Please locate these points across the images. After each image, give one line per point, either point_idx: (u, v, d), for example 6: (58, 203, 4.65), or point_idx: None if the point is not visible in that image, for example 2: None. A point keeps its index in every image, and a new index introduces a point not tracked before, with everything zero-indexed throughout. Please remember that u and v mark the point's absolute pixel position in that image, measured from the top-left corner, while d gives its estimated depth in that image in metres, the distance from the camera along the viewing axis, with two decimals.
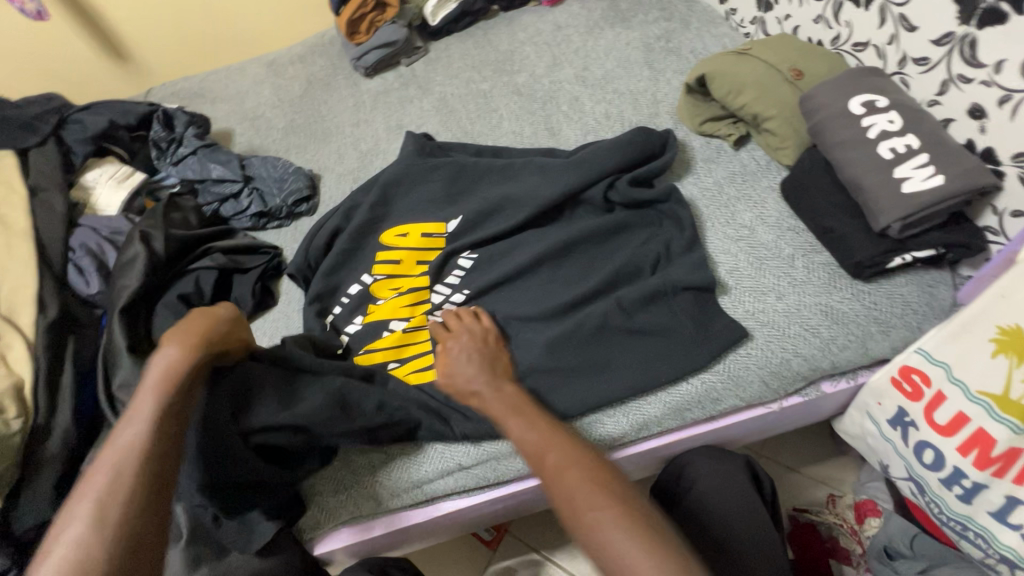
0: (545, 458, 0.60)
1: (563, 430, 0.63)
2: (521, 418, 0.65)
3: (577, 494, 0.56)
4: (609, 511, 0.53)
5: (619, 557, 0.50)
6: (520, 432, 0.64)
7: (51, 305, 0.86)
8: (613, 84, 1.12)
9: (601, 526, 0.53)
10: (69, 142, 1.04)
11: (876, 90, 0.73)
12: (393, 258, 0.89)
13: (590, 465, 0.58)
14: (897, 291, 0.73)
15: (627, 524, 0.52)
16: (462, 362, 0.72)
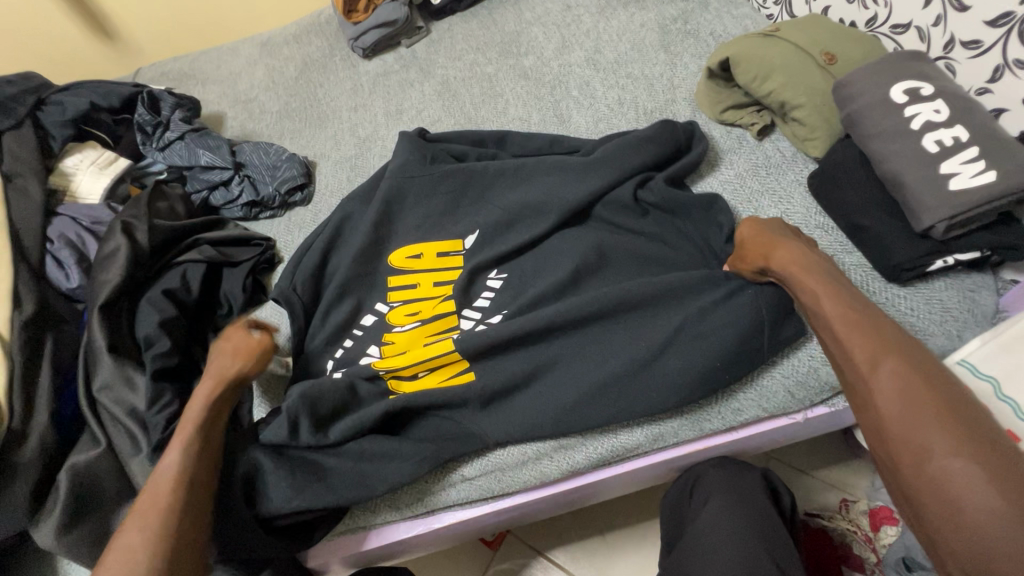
0: (875, 364, 0.55)
1: (897, 333, 0.57)
2: (844, 306, 0.60)
3: (919, 413, 0.52)
4: (944, 433, 0.50)
5: (951, 486, 0.48)
6: (840, 325, 0.58)
7: (27, 300, 0.81)
8: (627, 68, 1.05)
9: (931, 452, 0.50)
10: (47, 125, 0.98)
11: (921, 76, 0.67)
12: (409, 282, 0.84)
13: (928, 384, 0.53)
14: (936, 296, 0.68)
15: (973, 457, 0.49)
16: (763, 228, 0.70)
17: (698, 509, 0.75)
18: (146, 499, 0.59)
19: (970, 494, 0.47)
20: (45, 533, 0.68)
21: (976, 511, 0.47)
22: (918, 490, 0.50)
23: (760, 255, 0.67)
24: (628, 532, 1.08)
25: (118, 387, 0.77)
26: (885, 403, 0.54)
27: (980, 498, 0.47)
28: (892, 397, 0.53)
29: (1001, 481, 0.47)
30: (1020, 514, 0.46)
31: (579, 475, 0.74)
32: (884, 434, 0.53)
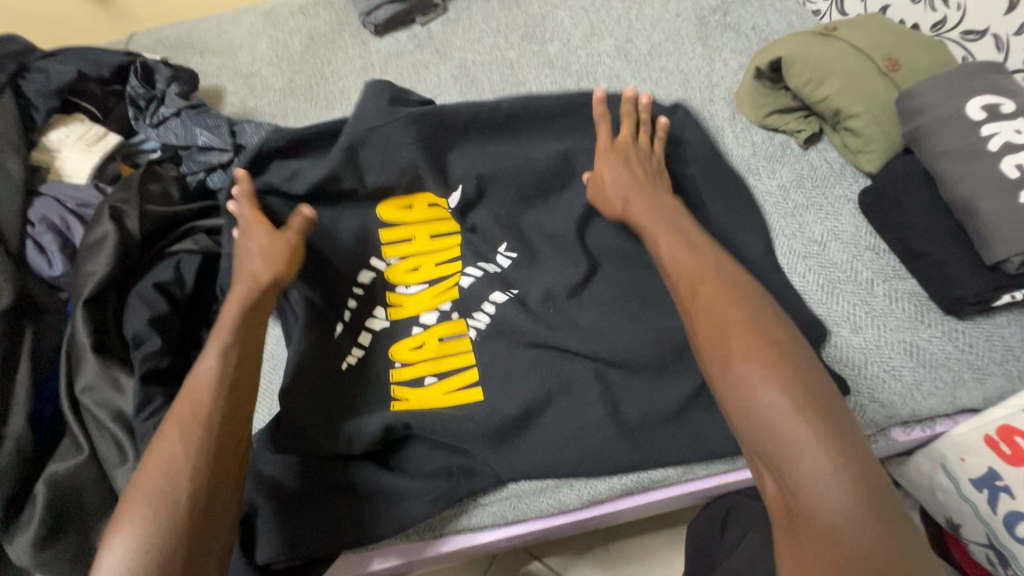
0: (698, 289, 0.53)
1: (720, 261, 0.56)
2: (676, 238, 0.59)
3: (729, 332, 0.49)
4: (750, 351, 0.48)
5: (765, 413, 0.45)
6: (704, 314, 0.52)
7: (4, 289, 0.74)
8: (660, 61, 0.98)
9: (749, 373, 0.46)
10: (29, 94, 0.89)
11: (1000, 91, 0.61)
12: (403, 236, 0.80)
13: (742, 303, 0.51)
14: (997, 333, 0.63)
15: (769, 366, 0.46)
16: (612, 169, 0.69)
17: (733, 546, 0.69)
18: (182, 408, 0.53)
19: (777, 418, 0.44)
20: (20, 548, 0.63)
21: (790, 438, 0.43)
22: (738, 418, 0.47)
23: (620, 197, 0.67)
24: (629, 546, 1.04)
25: (103, 389, 0.71)
26: (707, 329, 0.51)
27: (786, 422, 0.44)
28: (716, 327, 0.50)
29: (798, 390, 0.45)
30: (809, 425, 0.43)
31: (598, 504, 0.69)
32: (710, 362, 0.50)
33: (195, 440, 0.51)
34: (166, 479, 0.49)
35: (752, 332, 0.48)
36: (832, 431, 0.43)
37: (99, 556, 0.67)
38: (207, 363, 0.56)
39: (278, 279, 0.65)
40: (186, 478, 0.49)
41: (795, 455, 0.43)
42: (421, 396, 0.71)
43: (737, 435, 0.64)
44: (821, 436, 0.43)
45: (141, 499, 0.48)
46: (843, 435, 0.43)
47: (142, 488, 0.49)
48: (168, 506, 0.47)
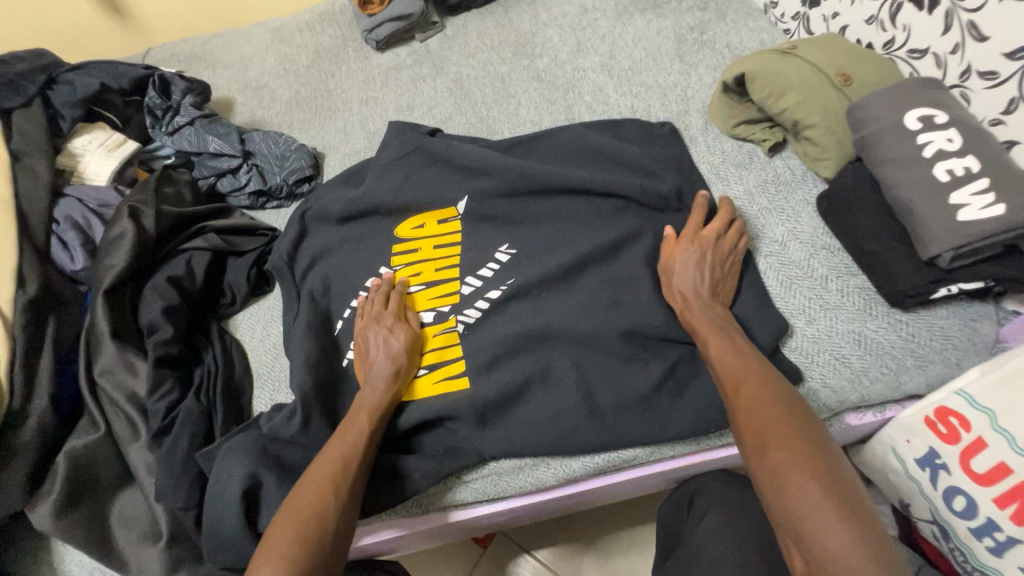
0: (740, 386, 0.60)
1: (763, 363, 0.62)
2: (724, 336, 0.66)
3: (768, 425, 0.56)
4: (783, 442, 0.54)
5: (793, 498, 0.50)
6: (744, 401, 0.59)
7: (31, 281, 0.81)
8: (641, 76, 1.05)
9: (782, 463, 0.52)
10: (56, 104, 0.97)
11: (935, 103, 0.67)
12: (411, 247, 0.86)
13: (784, 401, 0.57)
14: (938, 323, 0.68)
15: (793, 448, 0.53)
16: (685, 268, 0.72)
17: (697, 521, 0.75)
18: (326, 465, 0.63)
19: (805, 504, 0.50)
20: (42, 516, 0.69)
21: (815, 522, 0.48)
22: (770, 502, 0.53)
23: (682, 294, 0.71)
24: (619, 538, 1.09)
25: (119, 372, 0.77)
26: (746, 420, 0.58)
27: (813, 506, 0.49)
28: (755, 422, 0.57)
29: (824, 479, 0.51)
30: (833, 511, 0.48)
31: (575, 483, 0.75)
32: (747, 452, 0.56)
33: (337, 491, 0.61)
34: (313, 525, 0.58)
35: (785, 425, 0.55)
36: (858, 520, 0.48)
37: (112, 525, 0.73)
38: (342, 442, 0.66)
39: (404, 376, 0.74)
40: (326, 524, 0.59)
41: (820, 536, 0.48)
42: (411, 386, 0.76)
43: (699, 417, 0.69)
44: (843, 524, 0.48)
45: (283, 537, 0.57)
46: (860, 518, 0.48)
47: (281, 534, 0.58)
48: (309, 547, 0.57)
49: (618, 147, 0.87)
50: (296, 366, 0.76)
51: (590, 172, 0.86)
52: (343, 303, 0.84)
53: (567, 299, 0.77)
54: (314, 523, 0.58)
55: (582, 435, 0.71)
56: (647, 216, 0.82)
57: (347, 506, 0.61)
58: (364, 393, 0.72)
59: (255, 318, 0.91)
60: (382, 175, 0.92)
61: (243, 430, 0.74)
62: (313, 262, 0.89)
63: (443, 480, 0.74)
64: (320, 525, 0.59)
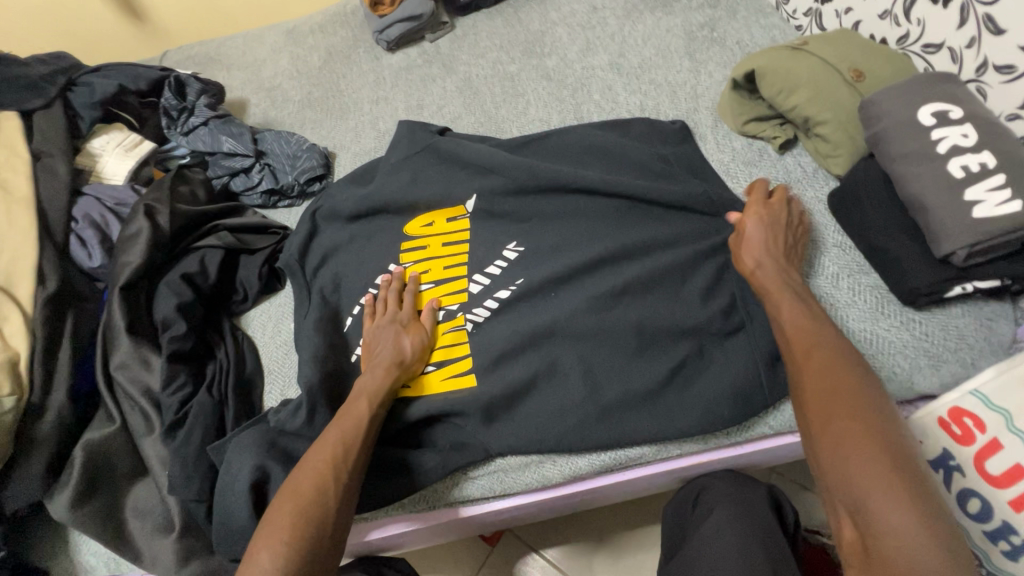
0: (809, 353, 0.58)
1: (838, 336, 0.60)
2: (797, 302, 0.64)
3: (837, 396, 0.53)
4: (849, 416, 0.52)
5: (855, 472, 0.48)
6: (814, 374, 0.56)
7: (50, 277, 0.83)
8: (650, 74, 1.04)
9: (848, 439, 0.50)
10: (75, 105, 0.99)
11: (950, 98, 0.66)
12: (419, 245, 0.87)
13: (856, 379, 0.55)
14: (952, 323, 0.68)
15: (861, 425, 0.51)
16: (756, 236, 0.71)
17: (702, 521, 0.75)
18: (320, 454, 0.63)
19: (869, 480, 0.47)
20: (60, 505, 0.71)
21: (877, 498, 0.46)
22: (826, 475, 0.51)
23: (752, 258, 0.70)
24: (628, 538, 1.09)
25: (134, 366, 0.79)
26: (813, 388, 0.56)
27: (877, 482, 0.47)
28: (824, 392, 0.55)
29: (893, 455, 0.48)
30: (903, 493, 0.46)
31: (582, 480, 0.75)
32: (809, 418, 0.55)
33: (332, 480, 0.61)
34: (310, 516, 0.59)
35: (852, 399, 0.53)
36: (928, 505, 0.45)
37: (126, 516, 0.74)
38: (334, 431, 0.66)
39: (408, 371, 0.74)
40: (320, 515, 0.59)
41: (887, 518, 0.45)
42: (418, 383, 0.77)
43: (707, 413, 0.68)
44: (910, 507, 0.45)
45: (283, 520, 0.58)
46: (925, 500, 0.46)
47: (280, 515, 0.59)
48: (302, 538, 0.57)
49: (626, 147, 0.88)
50: (305, 361, 0.77)
51: (599, 171, 0.86)
52: (352, 300, 0.85)
53: (573, 295, 0.78)
54: (315, 508, 0.59)
55: (587, 434, 0.70)
56: (655, 214, 0.82)
57: (343, 496, 0.61)
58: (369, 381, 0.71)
59: (266, 315, 0.92)
60: (391, 173, 0.93)
61: (253, 424, 0.76)
62: (323, 259, 0.90)
63: (445, 478, 0.75)
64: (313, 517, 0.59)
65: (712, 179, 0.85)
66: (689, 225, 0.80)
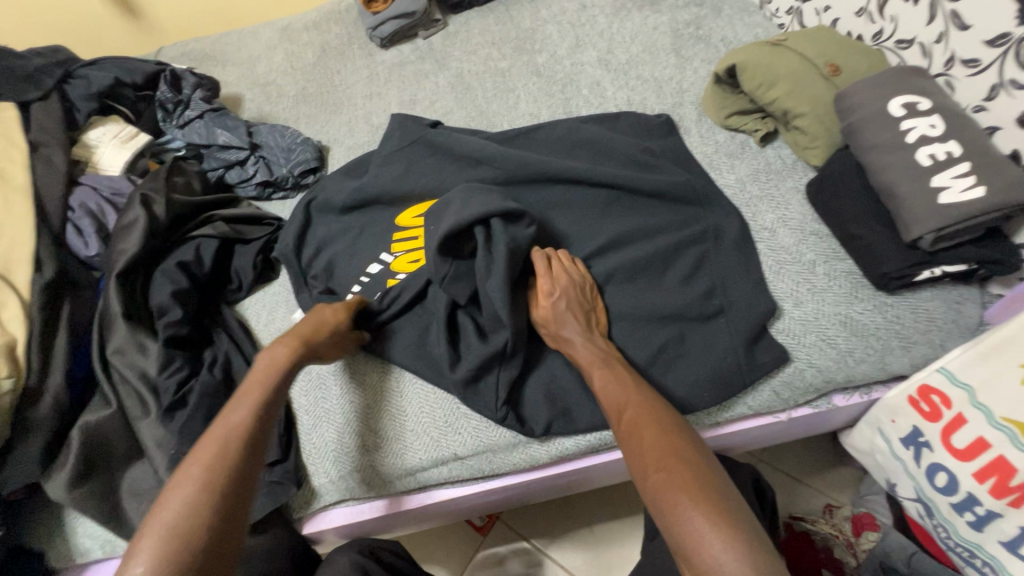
0: (623, 414, 0.62)
1: (643, 389, 0.65)
2: (605, 369, 0.67)
3: (650, 452, 0.58)
4: (664, 460, 0.56)
5: (675, 509, 0.52)
6: (631, 438, 0.60)
7: (47, 264, 0.84)
8: (638, 70, 1.07)
9: (665, 483, 0.54)
10: (72, 97, 1.01)
11: (919, 90, 0.69)
12: (411, 234, 0.88)
13: (664, 425, 0.60)
14: (921, 305, 0.71)
15: (679, 473, 0.55)
16: (560, 313, 0.71)
17: None
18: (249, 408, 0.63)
19: (687, 515, 0.51)
20: (57, 485, 0.72)
21: (698, 540, 0.50)
22: (659, 521, 0.54)
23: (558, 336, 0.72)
24: (617, 524, 1.11)
25: (130, 351, 0.80)
26: (632, 444, 0.60)
27: (695, 524, 0.50)
28: (641, 447, 0.59)
29: (704, 496, 0.52)
30: (720, 526, 0.50)
31: (568, 460, 0.78)
32: (637, 476, 0.58)
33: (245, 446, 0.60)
34: (178, 517, 0.53)
35: (665, 444, 0.58)
36: (734, 527, 0.50)
37: (123, 496, 0.76)
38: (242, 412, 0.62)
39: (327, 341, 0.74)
40: (227, 493, 0.56)
41: (701, 548, 0.49)
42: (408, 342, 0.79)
43: (688, 397, 0.71)
44: (719, 529, 0.49)
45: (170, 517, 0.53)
46: (736, 527, 0.50)
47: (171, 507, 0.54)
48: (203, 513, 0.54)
49: (611, 139, 0.90)
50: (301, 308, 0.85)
51: (586, 162, 0.88)
52: (345, 288, 0.87)
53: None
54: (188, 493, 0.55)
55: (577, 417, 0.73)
56: (640, 204, 0.84)
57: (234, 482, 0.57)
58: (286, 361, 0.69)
59: (261, 304, 0.94)
60: (384, 165, 0.95)
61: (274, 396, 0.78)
62: (318, 250, 0.92)
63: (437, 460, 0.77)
64: (202, 507, 0.54)
65: (695, 171, 0.88)
66: (673, 215, 0.82)
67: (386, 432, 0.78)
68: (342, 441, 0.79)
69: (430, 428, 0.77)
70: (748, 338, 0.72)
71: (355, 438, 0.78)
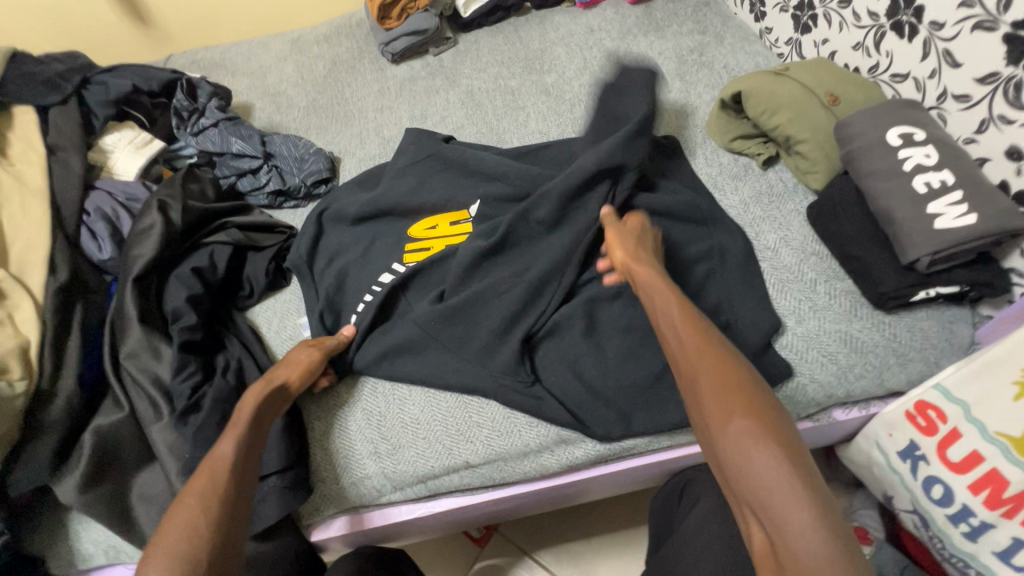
0: (695, 358, 0.58)
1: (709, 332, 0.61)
2: (680, 310, 0.64)
3: (730, 394, 0.54)
4: (721, 402, 0.54)
5: (755, 459, 0.50)
6: (706, 381, 0.56)
7: (62, 267, 0.85)
8: (643, 92, 1.11)
9: (746, 431, 0.51)
10: (89, 103, 1.02)
11: (914, 122, 0.73)
12: (424, 246, 0.90)
13: (732, 372, 0.56)
14: (917, 324, 0.74)
15: (759, 423, 0.51)
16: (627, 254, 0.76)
17: (688, 511, 0.79)
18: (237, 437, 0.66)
19: (768, 466, 0.49)
20: (68, 489, 0.72)
21: (777, 496, 0.47)
22: (734, 475, 0.51)
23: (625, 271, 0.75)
24: (615, 536, 1.13)
25: (144, 356, 0.81)
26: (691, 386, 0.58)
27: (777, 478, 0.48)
28: (714, 393, 0.55)
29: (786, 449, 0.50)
30: (800, 482, 0.48)
31: (575, 470, 0.79)
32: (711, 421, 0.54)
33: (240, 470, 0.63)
34: (180, 538, 0.54)
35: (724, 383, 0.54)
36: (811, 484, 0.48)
37: (132, 502, 0.76)
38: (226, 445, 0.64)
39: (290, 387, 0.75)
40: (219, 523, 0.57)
41: (781, 501, 0.47)
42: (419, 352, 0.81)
43: None
44: (799, 484, 0.48)
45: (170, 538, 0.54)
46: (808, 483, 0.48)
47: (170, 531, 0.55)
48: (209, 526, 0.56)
49: None
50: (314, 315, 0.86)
51: None
52: (358, 296, 0.88)
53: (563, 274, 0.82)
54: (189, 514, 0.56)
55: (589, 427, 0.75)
56: (647, 222, 0.87)
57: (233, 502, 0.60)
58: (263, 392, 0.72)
59: (272, 311, 0.95)
60: (397, 177, 0.97)
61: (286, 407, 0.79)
62: (331, 259, 0.94)
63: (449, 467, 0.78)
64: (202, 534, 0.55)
65: (698, 191, 0.91)
66: (680, 234, 0.85)
67: (397, 438, 0.79)
68: (353, 447, 0.80)
69: (442, 435, 0.78)
70: (754, 352, 0.74)
71: (366, 444, 0.80)
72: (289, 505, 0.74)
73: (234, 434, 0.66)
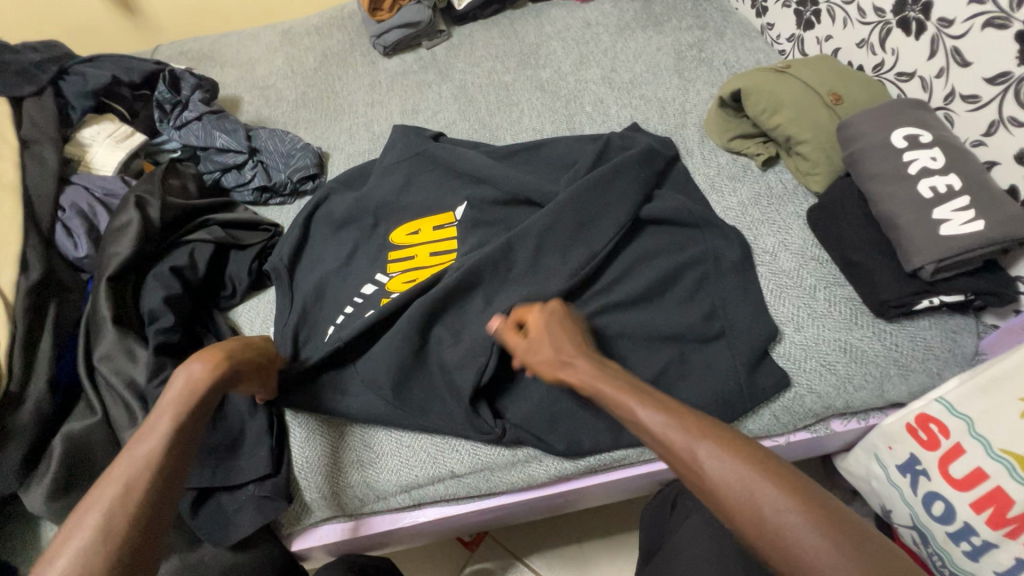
0: (696, 452, 0.52)
1: (696, 415, 0.55)
2: (648, 402, 0.57)
3: (750, 485, 0.48)
4: (775, 497, 0.47)
5: (808, 552, 0.44)
6: (721, 472, 0.50)
7: (34, 266, 0.82)
8: (641, 89, 1.08)
9: (784, 522, 0.46)
10: (67, 95, 0.99)
11: (920, 123, 0.70)
12: (407, 254, 0.87)
13: (745, 454, 0.50)
14: (920, 333, 0.72)
15: (800, 507, 0.46)
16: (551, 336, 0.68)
17: (680, 523, 0.77)
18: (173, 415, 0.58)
19: (824, 557, 0.43)
20: (36, 497, 0.70)
21: None
22: (790, 572, 0.45)
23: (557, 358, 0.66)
24: (607, 543, 1.10)
25: (118, 358, 0.78)
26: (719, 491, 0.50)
27: (840, 568, 0.43)
28: (734, 485, 0.49)
29: (838, 532, 0.44)
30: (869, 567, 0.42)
31: (565, 480, 0.77)
32: (742, 520, 0.48)
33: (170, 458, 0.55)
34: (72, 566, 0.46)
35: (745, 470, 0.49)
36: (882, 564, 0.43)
37: None
38: (153, 441, 0.55)
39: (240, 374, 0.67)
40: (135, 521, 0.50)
41: None
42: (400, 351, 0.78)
43: None
44: (867, 571, 0.42)
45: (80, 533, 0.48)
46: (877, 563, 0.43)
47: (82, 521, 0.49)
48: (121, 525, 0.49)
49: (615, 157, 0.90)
50: (297, 315, 0.83)
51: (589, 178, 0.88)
52: (342, 298, 0.85)
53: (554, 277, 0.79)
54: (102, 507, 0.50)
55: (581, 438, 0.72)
56: (643, 224, 0.85)
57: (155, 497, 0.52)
58: (206, 380, 0.62)
59: (255, 311, 0.92)
60: (385, 174, 0.94)
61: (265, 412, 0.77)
62: (315, 259, 0.91)
63: (434, 476, 0.75)
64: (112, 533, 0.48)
65: (695, 193, 0.88)
66: (675, 238, 0.83)
67: (382, 445, 0.77)
68: (336, 455, 0.77)
69: (427, 443, 0.76)
70: (750, 361, 0.72)
71: (349, 452, 0.77)
72: (267, 515, 0.71)
73: (162, 429, 0.56)
